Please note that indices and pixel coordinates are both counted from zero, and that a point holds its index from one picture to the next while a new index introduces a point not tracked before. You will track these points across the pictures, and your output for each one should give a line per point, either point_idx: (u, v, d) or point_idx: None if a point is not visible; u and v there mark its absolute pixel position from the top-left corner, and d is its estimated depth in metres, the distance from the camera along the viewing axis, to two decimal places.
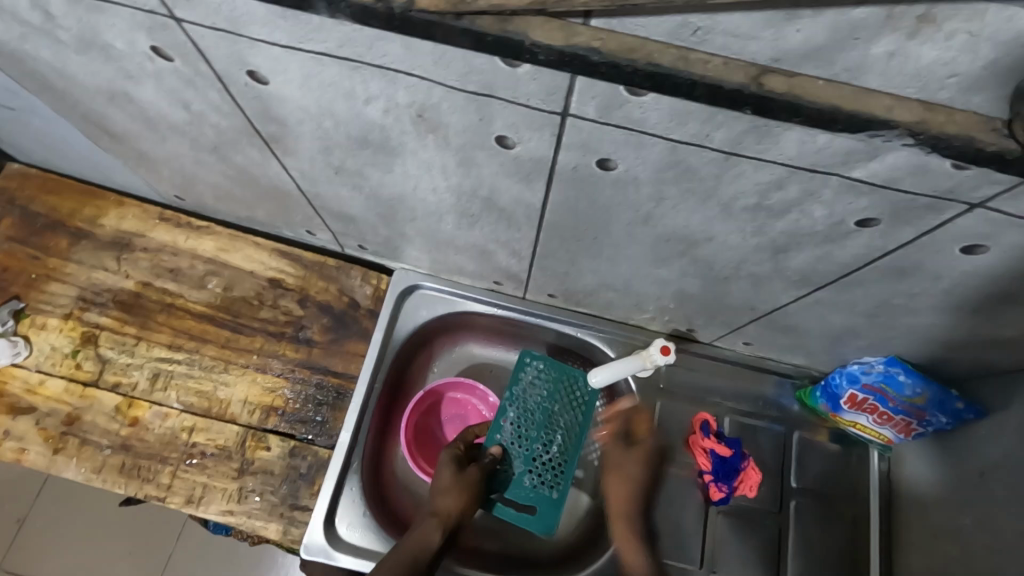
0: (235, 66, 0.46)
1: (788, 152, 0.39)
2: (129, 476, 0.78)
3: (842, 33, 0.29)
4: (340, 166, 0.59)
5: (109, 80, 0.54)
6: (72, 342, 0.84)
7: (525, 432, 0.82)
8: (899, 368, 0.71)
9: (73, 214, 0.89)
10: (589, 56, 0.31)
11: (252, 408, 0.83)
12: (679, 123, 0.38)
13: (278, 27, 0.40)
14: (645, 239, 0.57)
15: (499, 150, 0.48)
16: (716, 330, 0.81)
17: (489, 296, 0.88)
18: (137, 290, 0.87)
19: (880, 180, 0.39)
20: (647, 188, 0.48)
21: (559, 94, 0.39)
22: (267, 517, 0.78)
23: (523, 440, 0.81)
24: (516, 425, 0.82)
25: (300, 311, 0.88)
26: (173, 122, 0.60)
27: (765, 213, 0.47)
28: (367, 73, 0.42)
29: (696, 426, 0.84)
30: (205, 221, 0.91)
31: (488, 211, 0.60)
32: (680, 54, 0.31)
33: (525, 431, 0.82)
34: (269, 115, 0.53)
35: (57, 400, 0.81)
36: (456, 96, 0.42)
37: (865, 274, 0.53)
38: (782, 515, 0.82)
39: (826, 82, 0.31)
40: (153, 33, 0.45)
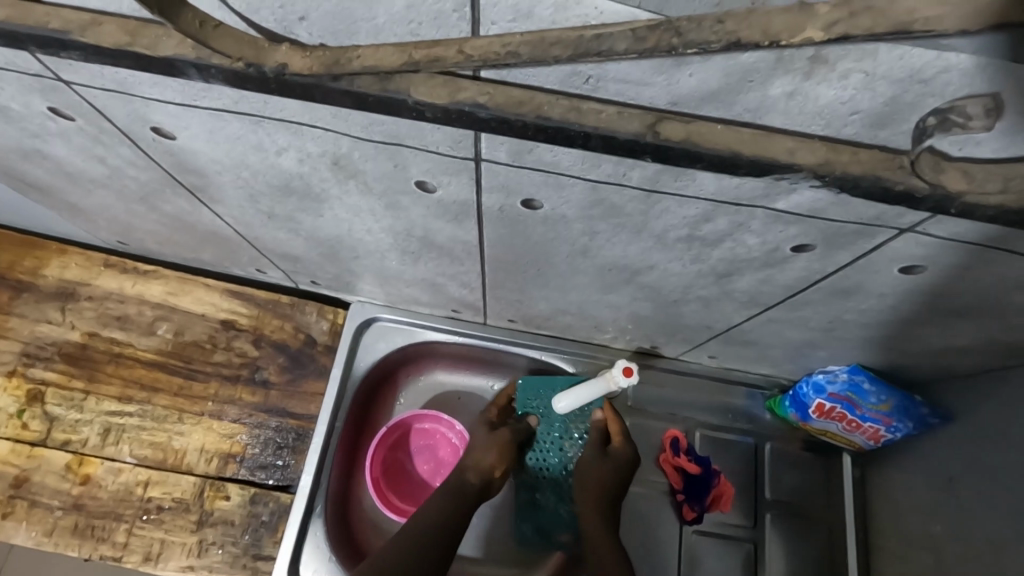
0: (137, 124, 0.44)
1: (707, 189, 0.37)
2: (82, 537, 0.76)
3: (734, 77, 0.27)
4: (271, 213, 0.57)
5: (17, 140, 0.52)
6: (18, 401, 0.81)
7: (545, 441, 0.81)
8: (863, 376, 0.70)
9: (13, 266, 0.86)
10: (477, 112, 0.30)
11: (210, 456, 0.80)
12: (592, 165, 0.37)
13: (167, 87, 0.38)
14: (588, 270, 0.56)
15: (422, 193, 0.46)
16: (679, 347, 0.80)
17: (449, 325, 0.86)
18: (84, 341, 0.84)
19: (805, 210, 0.38)
20: (577, 225, 0.46)
21: (466, 142, 0.37)
22: (229, 570, 0.76)
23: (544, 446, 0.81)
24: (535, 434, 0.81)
25: (255, 352, 0.85)
26: (93, 176, 0.57)
27: (700, 243, 0.46)
28: (270, 126, 0.40)
29: (666, 444, 0.83)
30: (151, 265, 0.88)
31: (427, 249, 0.59)
32: (572, 104, 0.30)
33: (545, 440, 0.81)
34: (186, 167, 0.50)
35: (3, 462, 0.78)
36: (365, 145, 0.40)
37: (811, 295, 0.52)
38: (758, 529, 0.81)
39: (725, 126, 0.30)
40: (46, 95, 0.43)
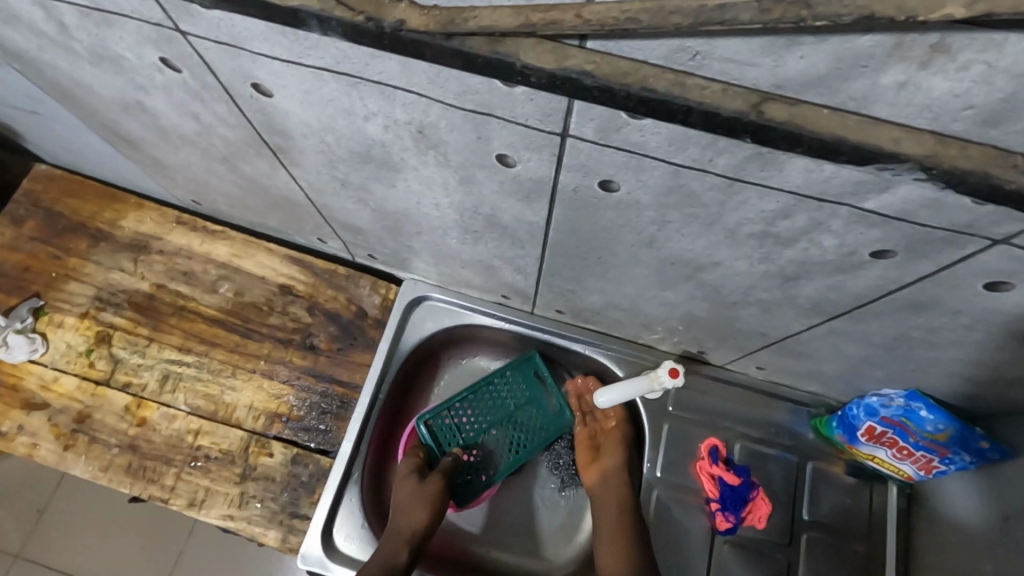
0: (239, 79, 0.47)
1: (794, 181, 0.37)
2: (135, 476, 0.79)
3: (847, 61, 0.27)
4: (344, 180, 0.59)
5: (124, 90, 0.56)
6: (87, 341, 0.85)
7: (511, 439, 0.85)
8: (921, 403, 0.66)
9: (93, 216, 0.91)
10: (582, 79, 0.30)
11: (258, 414, 0.83)
12: (679, 148, 0.37)
13: (277, 43, 0.40)
14: (650, 262, 0.56)
15: (500, 168, 0.47)
16: (727, 354, 0.79)
17: (496, 310, 0.87)
18: (152, 291, 0.88)
19: (893, 211, 0.37)
20: (649, 212, 0.46)
21: (556, 116, 0.38)
22: (266, 524, 0.78)
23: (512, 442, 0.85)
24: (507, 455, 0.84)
25: (309, 318, 0.88)
26: (184, 132, 0.61)
27: (773, 240, 0.45)
28: (364, 89, 0.42)
29: (705, 451, 0.81)
30: (220, 226, 0.92)
31: (490, 228, 0.59)
32: (677, 79, 0.30)
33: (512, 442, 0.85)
34: (274, 127, 0.53)
35: (69, 397, 0.82)
36: (454, 114, 0.41)
37: (879, 306, 0.51)
38: (792, 549, 0.79)
39: (831, 111, 0.30)
40: (161, 46, 0.46)
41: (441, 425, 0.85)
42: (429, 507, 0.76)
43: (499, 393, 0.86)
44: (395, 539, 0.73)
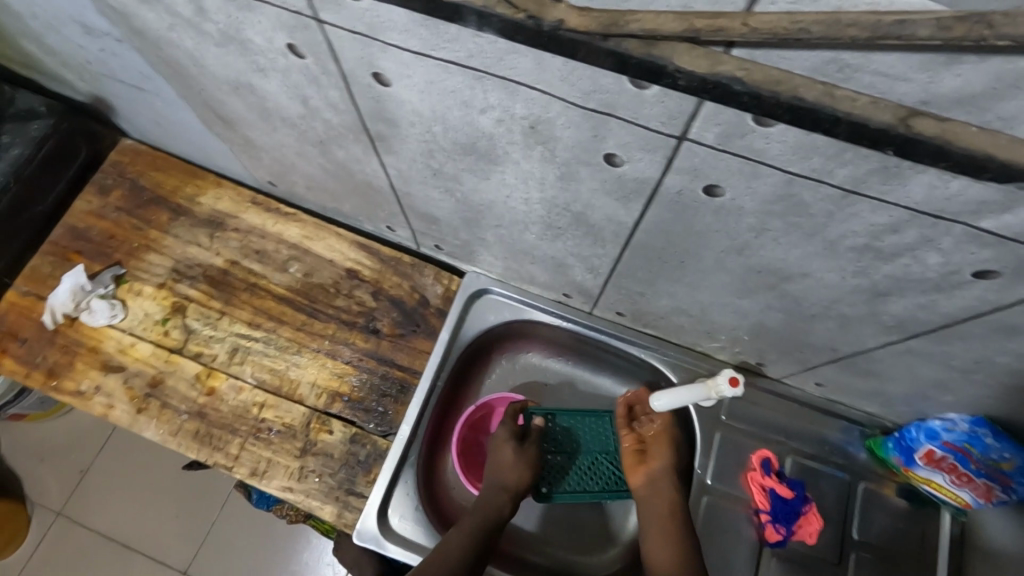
0: (362, 68, 0.49)
1: (913, 196, 0.38)
2: (201, 442, 0.83)
3: (1006, 83, 0.28)
4: (438, 170, 0.61)
5: (240, 71, 0.59)
6: (163, 310, 0.89)
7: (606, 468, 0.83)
8: (986, 429, 0.67)
9: (175, 191, 0.95)
10: (732, 85, 0.32)
11: (320, 392, 0.86)
12: (802, 157, 0.38)
13: (415, 35, 0.42)
14: (735, 269, 0.57)
15: (605, 167, 0.48)
16: (787, 367, 0.79)
17: (556, 308, 0.89)
18: (226, 267, 0.92)
19: (1009, 232, 0.38)
20: (750, 219, 0.47)
21: (681, 119, 0.39)
22: (324, 499, 0.80)
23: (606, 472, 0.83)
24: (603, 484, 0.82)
25: (373, 303, 0.90)
26: (288, 114, 0.64)
27: (873, 255, 0.46)
28: (488, 83, 0.44)
29: (757, 463, 0.82)
30: (292, 208, 0.95)
31: (575, 226, 0.61)
32: (826, 89, 0.31)
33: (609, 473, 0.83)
34: (382, 115, 0.55)
35: (144, 362, 0.86)
36: (574, 112, 0.43)
37: (968, 328, 0.51)
38: (841, 568, 0.78)
39: (979, 128, 0.30)
40: (294, 32, 0.48)
41: (555, 439, 0.84)
42: (529, 472, 0.77)
43: (611, 429, 0.85)
44: (500, 495, 0.76)
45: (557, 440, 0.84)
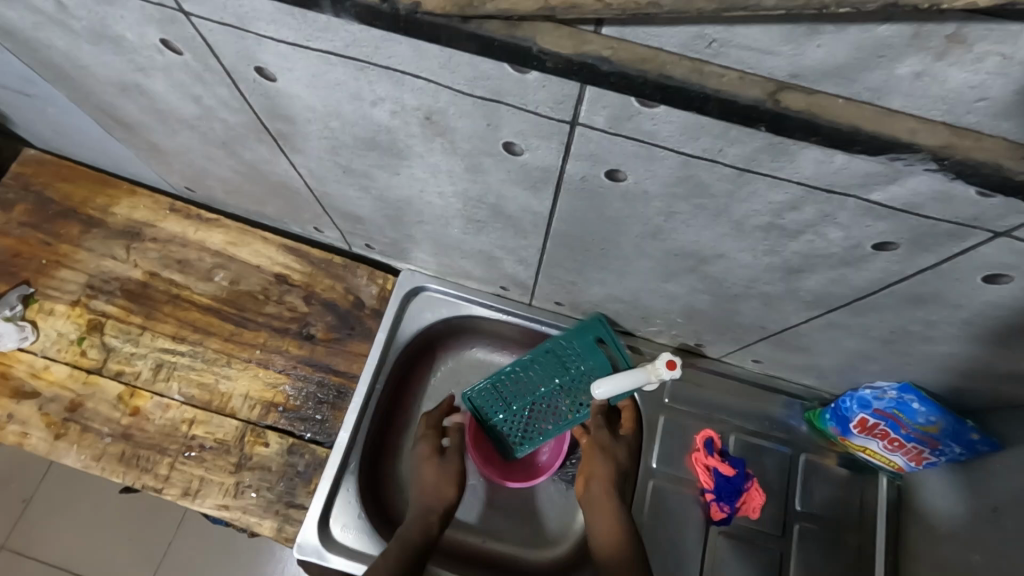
0: (243, 63, 0.46)
1: (804, 172, 0.37)
2: (128, 466, 0.78)
3: (866, 51, 0.27)
4: (347, 167, 0.58)
5: (122, 72, 0.55)
6: (78, 329, 0.84)
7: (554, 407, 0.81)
8: (913, 395, 0.68)
9: (85, 202, 0.90)
10: (599, 65, 0.30)
11: (253, 403, 0.82)
12: (691, 137, 0.37)
13: (286, 25, 0.39)
14: (654, 254, 0.56)
15: (507, 156, 0.47)
16: (724, 347, 0.79)
17: (494, 302, 0.87)
18: (145, 279, 0.87)
19: (900, 203, 0.38)
20: (657, 203, 0.47)
21: (568, 103, 0.38)
22: (262, 514, 0.77)
23: (556, 409, 0.82)
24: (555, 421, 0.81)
25: (305, 308, 0.87)
26: (184, 116, 0.60)
27: (779, 232, 0.46)
28: (373, 74, 0.42)
29: (700, 443, 0.81)
30: (215, 214, 0.91)
31: (494, 218, 0.59)
32: (695, 66, 0.30)
33: (559, 410, 0.81)
34: (278, 113, 0.52)
35: (60, 386, 0.81)
36: (464, 101, 0.41)
37: (880, 299, 0.51)
38: (785, 540, 0.79)
39: (845, 100, 0.30)
40: (164, 27, 0.45)
41: (497, 402, 0.83)
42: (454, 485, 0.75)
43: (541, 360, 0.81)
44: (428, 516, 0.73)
45: (506, 398, 0.83)
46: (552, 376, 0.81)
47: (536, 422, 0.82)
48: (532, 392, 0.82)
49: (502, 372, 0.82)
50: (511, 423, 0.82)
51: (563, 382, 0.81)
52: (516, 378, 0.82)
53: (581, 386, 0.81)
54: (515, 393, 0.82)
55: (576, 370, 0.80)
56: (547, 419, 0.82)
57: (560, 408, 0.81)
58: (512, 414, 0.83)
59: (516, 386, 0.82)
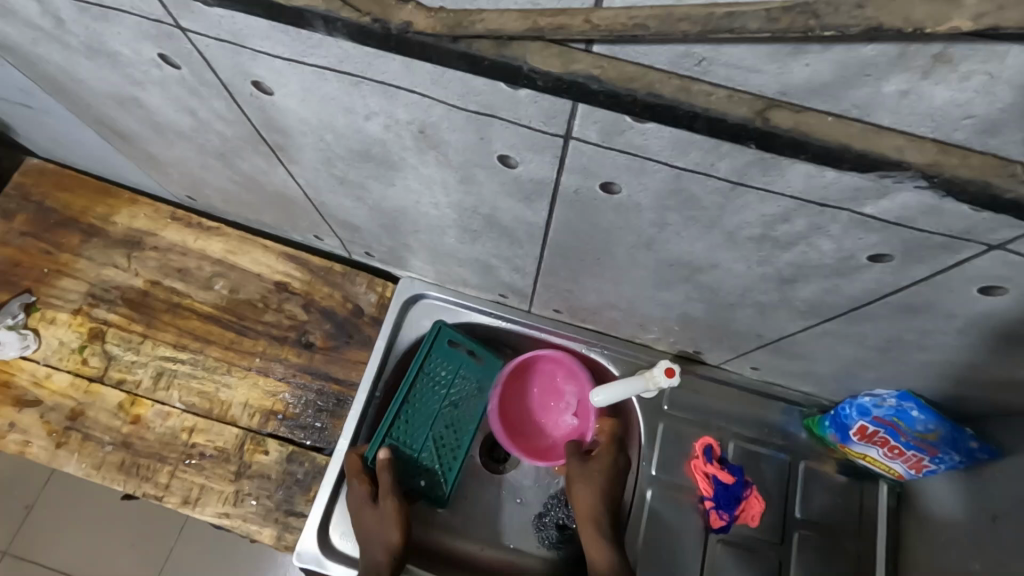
0: (239, 77, 0.46)
1: (795, 186, 0.38)
2: (128, 474, 0.78)
3: (852, 70, 0.28)
4: (343, 177, 0.59)
5: (119, 85, 0.55)
6: (80, 338, 0.85)
7: (453, 425, 0.82)
8: (911, 403, 0.68)
9: (86, 211, 0.90)
10: (589, 84, 0.31)
11: (253, 411, 0.82)
12: (682, 152, 0.38)
13: (279, 41, 0.40)
14: (649, 263, 0.56)
15: (501, 169, 0.47)
16: (722, 354, 0.79)
17: (493, 310, 0.87)
18: (146, 288, 0.88)
19: (892, 216, 0.38)
20: (650, 215, 0.47)
21: (560, 118, 0.38)
22: (262, 521, 0.77)
23: (458, 423, 0.82)
24: (462, 437, 0.81)
25: (304, 316, 0.88)
26: (181, 128, 0.60)
27: (772, 244, 0.46)
28: (367, 89, 0.42)
29: (700, 450, 0.81)
30: (214, 222, 0.91)
31: (490, 228, 0.59)
32: (683, 84, 0.30)
33: (457, 424, 0.82)
34: (274, 126, 0.53)
35: (62, 394, 0.81)
36: (457, 115, 0.41)
37: (875, 309, 0.51)
38: (784, 547, 0.79)
39: (835, 118, 0.30)
40: (160, 42, 0.45)
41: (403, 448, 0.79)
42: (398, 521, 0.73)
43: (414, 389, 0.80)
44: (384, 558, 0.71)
45: (407, 443, 0.80)
46: (435, 398, 0.81)
47: (444, 444, 0.81)
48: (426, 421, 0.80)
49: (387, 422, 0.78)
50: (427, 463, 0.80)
51: (448, 396, 0.82)
52: (405, 422, 0.80)
53: (463, 391, 0.83)
54: (410, 433, 0.80)
55: (451, 379, 0.82)
56: (455, 435, 0.81)
57: (459, 421, 0.82)
58: (423, 454, 0.80)
59: (408, 426, 0.80)
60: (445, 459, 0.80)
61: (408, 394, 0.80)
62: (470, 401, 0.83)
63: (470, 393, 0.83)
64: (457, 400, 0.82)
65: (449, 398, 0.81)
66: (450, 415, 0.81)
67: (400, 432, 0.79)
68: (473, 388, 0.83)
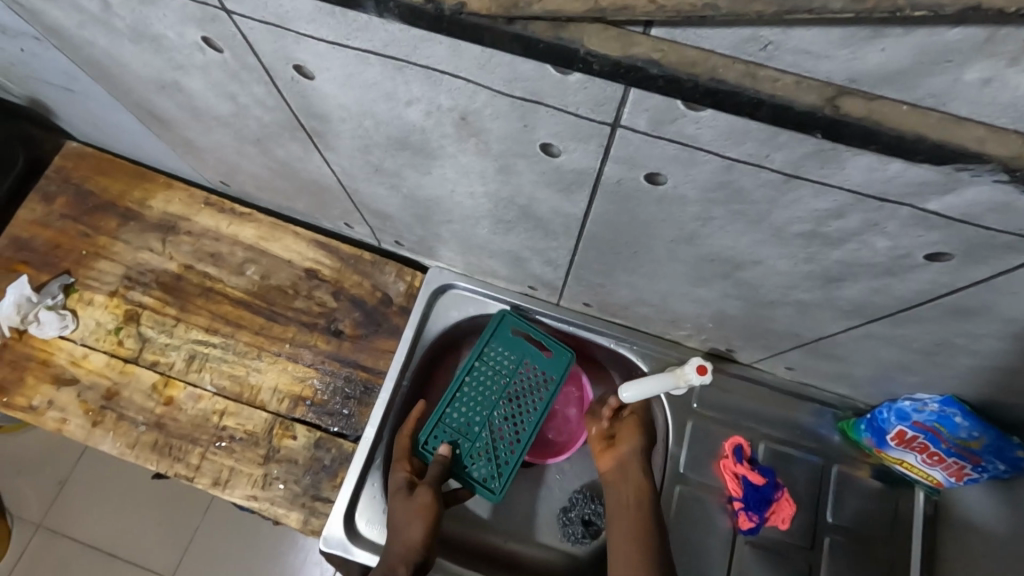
0: (281, 61, 0.46)
1: (854, 179, 0.36)
2: (160, 454, 0.80)
3: (932, 57, 0.26)
4: (379, 165, 0.58)
5: (162, 70, 0.56)
6: (116, 319, 0.86)
7: (514, 414, 0.80)
8: (955, 409, 0.65)
9: (123, 195, 0.92)
10: (648, 68, 0.30)
11: (281, 397, 0.83)
12: (736, 142, 0.36)
13: (325, 24, 0.39)
14: (689, 258, 0.55)
15: (542, 158, 0.46)
16: (755, 353, 0.77)
17: (521, 301, 0.86)
18: (179, 272, 0.89)
19: (956, 213, 0.36)
20: (694, 208, 0.45)
21: (609, 105, 0.37)
22: (289, 506, 0.78)
23: (518, 416, 0.79)
24: (523, 428, 0.79)
25: (333, 303, 0.88)
26: (220, 113, 0.61)
27: (822, 240, 0.44)
28: (411, 74, 0.41)
29: (729, 450, 0.80)
30: (246, 209, 0.92)
31: (525, 219, 0.59)
32: (748, 70, 0.29)
33: (520, 415, 0.80)
34: (313, 111, 0.52)
35: (98, 374, 0.83)
36: (501, 101, 0.40)
37: (926, 311, 0.49)
38: (814, 552, 0.77)
39: (909, 108, 0.28)
40: (205, 25, 0.45)
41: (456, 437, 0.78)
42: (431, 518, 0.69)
43: (477, 375, 0.80)
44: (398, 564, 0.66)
45: (462, 430, 0.79)
46: (495, 387, 0.80)
47: (504, 437, 0.79)
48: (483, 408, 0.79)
49: (441, 410, 0.79)
50: (481, 452, 0.78)
51: (509, 387, 0.80)
52: (462, 409, 0.79)
53: (527, 383, 0.81)
54: (469, 421, 0.79)
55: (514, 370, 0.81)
56: (512, 430, 0.79)
57: (520, 411, 0.80)
58: (478, 443, 0.78)
59: (466, 413, 0.79)
60: (502, 452, 0.78)
61: (472, 379, 0.80)
62: (533, 396, 0.80)
63: (534, 386, 0.80)
64: (519, 393, 0.80)
65: (509, 387, 0.80)
66: (511, 406, 0.80)
67: (458, 418, 0.79)
68: (539, 379, 0.81)
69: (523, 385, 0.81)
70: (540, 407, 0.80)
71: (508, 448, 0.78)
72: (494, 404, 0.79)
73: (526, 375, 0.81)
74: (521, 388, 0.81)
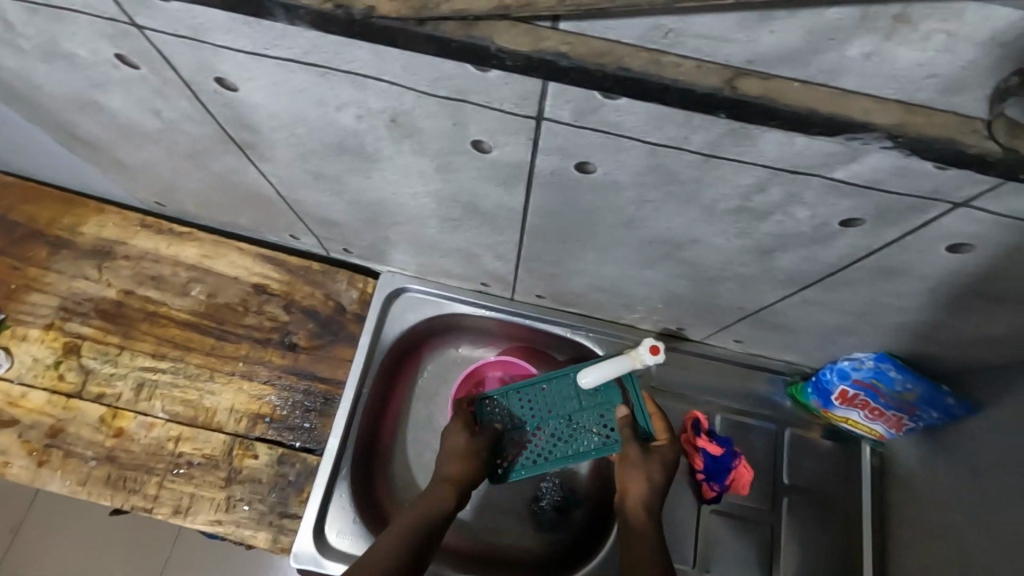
0: (202, 74, 0.45)
1: (767, 154, 0.38)
2: (115, 488, 0.77)
3: (817, 34, 0.28)
4: (318, 173, 0.58)
5: (78, 90, 0.54)
6: (54, 353, 0.82)
7: (562, 439, 0.72)
8: (889, 364, 0.69)
9: (52, 223, 0.88)
10: (558, 61, 0.31)
11: (239, 416, 0.81)
12: (656, 127, 0.38)
13: (242, 34, 0.39)
14: (630, 242, 0.56)
15: (476, 155, 0.47)
16: (705, 329, 0.80)
17: (477, 299, 0.87)
18: (120, 298, 0.86)
19: (862, 180, 0.39)
20: (627, 193, 0.47)
21: (532, 99, 0.38)
22: (256, 526, 0.76)
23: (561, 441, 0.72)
24: (559, 453, 0.72)
25: (286, 317, 0.86)
26: (146, 130, 0.59)
27: (748, 215, 0.46)
28: (335, 79, 0.41)
29: (689, 425, 0.81)
30: (187, 227, 0.90)
31: (470, 216, 0.59)
32: (652, 57, 0.31)
33: (566, 444, 0.72)
34: (242, 122, 0.51)
35: (39, 412, 0.79)
36: (428, 101, 0.41)
37: (852, 274, 0.52)
38: (774, 514, 0.81)
39: (802, 84, 0.30)
40: (117, 41, 0.44)
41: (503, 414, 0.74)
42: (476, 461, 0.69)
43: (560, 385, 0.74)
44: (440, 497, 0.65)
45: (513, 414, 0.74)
46: (566, 403, 0.73)
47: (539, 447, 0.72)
48: (547, 413, 0.73)
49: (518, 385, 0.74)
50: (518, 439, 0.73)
51: (576, 414, 0.72)
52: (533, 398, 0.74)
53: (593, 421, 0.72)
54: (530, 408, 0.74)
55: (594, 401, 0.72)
56: (549, 444, 0.72)
57: (568, 441, 0.72)
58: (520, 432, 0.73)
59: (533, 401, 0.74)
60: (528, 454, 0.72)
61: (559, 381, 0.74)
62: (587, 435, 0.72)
63: (596, 428, 0.71)
64: (579, 424, 0.72)
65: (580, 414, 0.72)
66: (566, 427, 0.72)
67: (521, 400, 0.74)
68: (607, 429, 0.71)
69: (589, 420, 0.72)
70: (590, 437, 0.71)
71: (537, 454, 0.72)
72: (554, 414, 0.73)
73: (600, 414, 0.72)
74: (586, 422, 0.72)
